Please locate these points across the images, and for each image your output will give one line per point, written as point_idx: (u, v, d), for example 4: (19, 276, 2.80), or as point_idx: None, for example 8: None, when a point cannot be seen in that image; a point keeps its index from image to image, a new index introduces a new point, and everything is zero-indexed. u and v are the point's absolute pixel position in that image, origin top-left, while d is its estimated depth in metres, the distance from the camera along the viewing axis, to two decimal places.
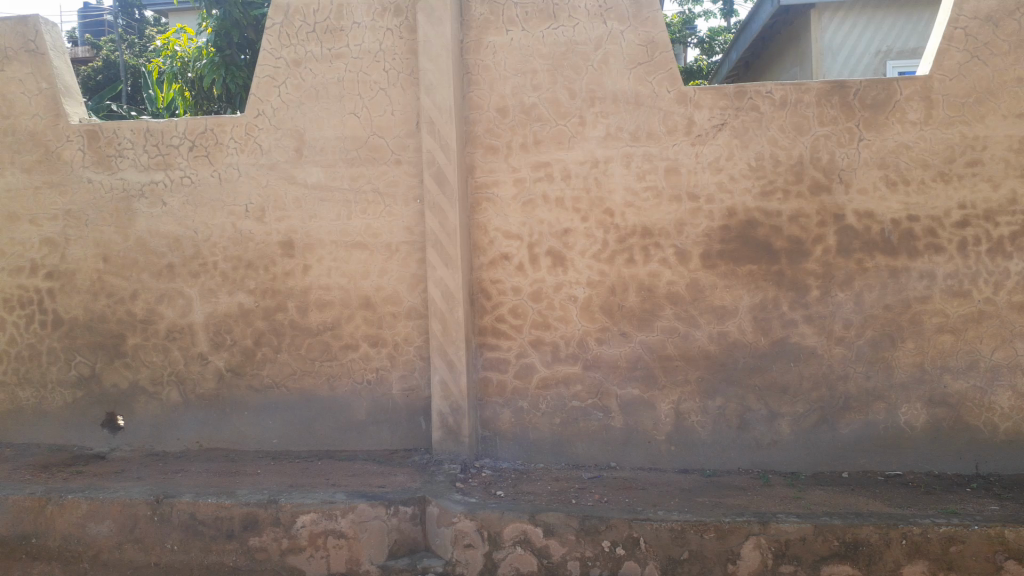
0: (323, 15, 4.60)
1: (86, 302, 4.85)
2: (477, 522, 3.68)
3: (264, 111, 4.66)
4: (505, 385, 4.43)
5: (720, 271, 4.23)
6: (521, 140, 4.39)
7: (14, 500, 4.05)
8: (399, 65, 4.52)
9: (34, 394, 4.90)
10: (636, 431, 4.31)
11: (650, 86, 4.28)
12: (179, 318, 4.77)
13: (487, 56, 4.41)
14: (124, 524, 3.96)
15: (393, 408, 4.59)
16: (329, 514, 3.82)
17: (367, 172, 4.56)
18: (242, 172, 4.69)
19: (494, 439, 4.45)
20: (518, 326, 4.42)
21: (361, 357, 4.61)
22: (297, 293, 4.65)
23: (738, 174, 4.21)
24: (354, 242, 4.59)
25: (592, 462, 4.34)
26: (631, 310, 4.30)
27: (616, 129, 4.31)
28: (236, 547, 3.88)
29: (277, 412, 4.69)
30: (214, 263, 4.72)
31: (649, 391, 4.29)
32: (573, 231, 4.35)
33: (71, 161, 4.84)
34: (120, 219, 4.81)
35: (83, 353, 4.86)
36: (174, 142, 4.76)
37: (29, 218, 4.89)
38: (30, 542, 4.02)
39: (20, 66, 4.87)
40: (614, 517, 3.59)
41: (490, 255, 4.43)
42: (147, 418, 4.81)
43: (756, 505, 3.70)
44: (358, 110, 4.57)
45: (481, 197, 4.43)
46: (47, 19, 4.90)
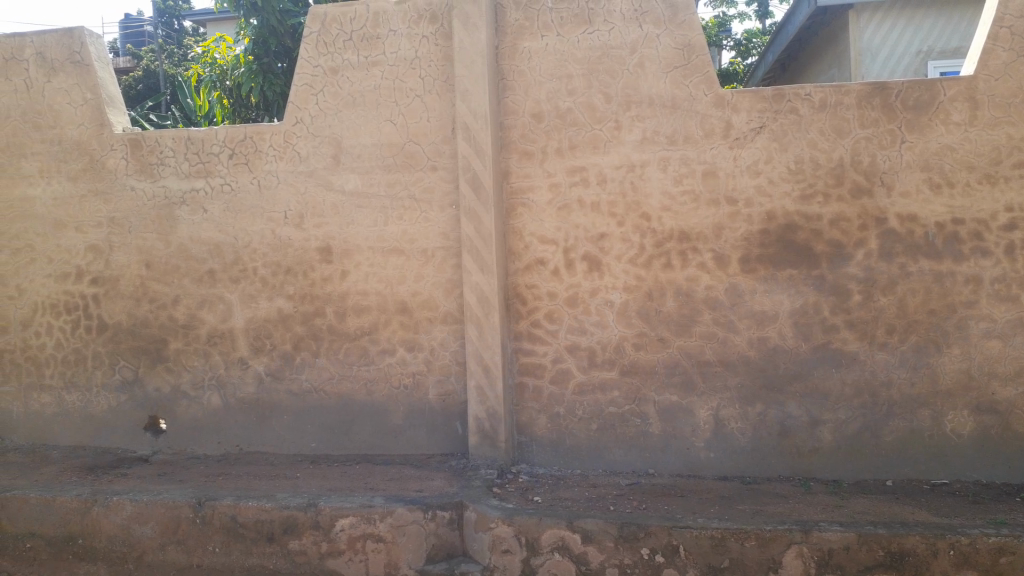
0: (360, 24, 4.65)
1: (129, 307, 4.95)
2: (515, 528, 3.68)
3: (302, 119, 4.71)
4: (542, 391, 4.43)
5: (759, 275, 4.18)
6: (556, 145, 4.39)
7: (61, 502, 4.14)
8: (435, 72, 4.54)
9: (80, 397, 5.01)
10: (675, 438, 4.27)
11: (686, 89, 4.25)
12: (220, 323, 4.84)
13: (523, 61, 4.42)
14: (168, 526, 4.03)
15: (430, 413, 4.61)
16: (368, 518, 3.84)
17: (404, 179, 4.59)
18: (280, 180, 4.75)
19: (531, 444, 4.45)
20: (554, 331, 4.41)
21: (398, 362, 4.63)
22: (335, 298, 4.70)
23: (777, 177, 4.17)
24: (391, 248, 4.62)
25: (629, 468, 4.32)
26: (669, 315, 4.27)
27: (652, 133, 4.29)
28: (277, 550, 3.93)
29: (315, 417, 4.74)
30: (254, 268, 4.79)
31: (687, 397, 4.26)
32: (609, 236, 4.34)
33: (115, 169, 4.95)
34: (162, 226, 4.90)
35: (127, 357, 4.96)
36: (214, 150, 4.83)
37: (75, 226, 5.00)
38: (77, 542, 4.11)
39: (66, 77, 4.99)
40: (652, 524, 3.56)
41: (526, 260, 4.43)
42: (188, 421, 4.89)
43: (797, 513, 3.64)
44: (394, 117, 4.60)
45: (517, 202, 4.43)
46: (91, 31, 5.03)
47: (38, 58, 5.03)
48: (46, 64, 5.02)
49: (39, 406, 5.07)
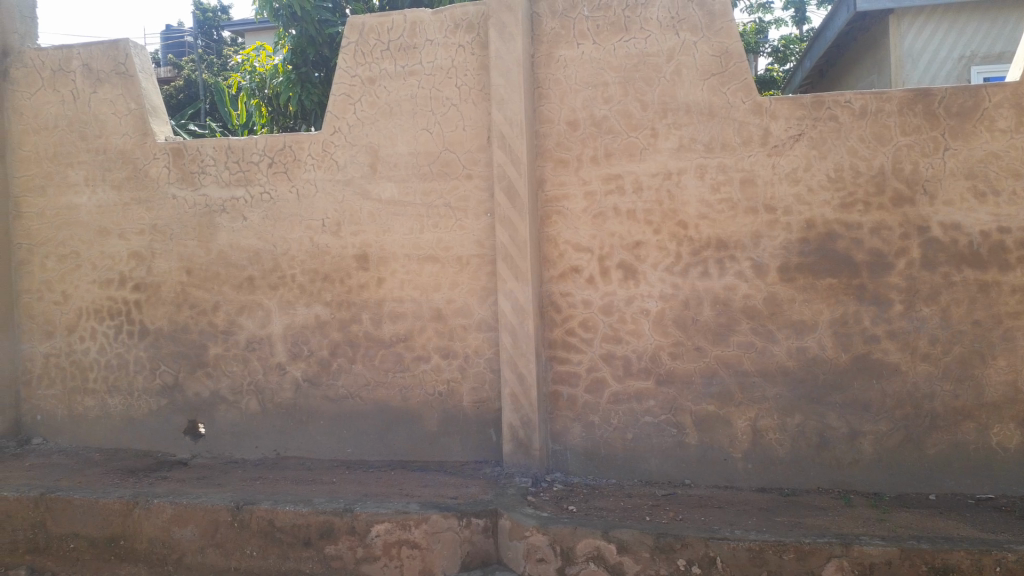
0: (397, 33, 4.70)
1: (170, 313, 5.03)
2: (550, 537, 3.66)
3: (340, 128, 4.77)
4: (577, 400, 4.41)
5: (798, 284, 4.13)
6: (592, 153, 4.39)
7: (104, 503, 4.22)
8: (471, 81, 4.57)
9: (122, 400, 5.11)
10: (712, 448, 4.23)
11: (724, 97, 4.22)
12: (258, 329, 4.91)
13: (559, 70, 4.43)
14: (207, 529, 4.09)
15: (464, 420, 4.62)
16: (403, 525, 3.85)
17: (439, 187, 4.62)
18: (319, 188, 4.81)
19: (566, 454, 4.44)
20: (589, 340, 4.40)
21: (433, 369, 4.66)
22: (371, 305, 4.74)
23: (817, 185, 4.12)
24: (426, 256, 4.65)
25: (665, 478, 4.29)
26: (706, 324, 4.24)
27: (689, 140, 4.26)
28: (313, 554, 3.96)
29: (351, 423, 4.77)
30: (292, 276, 4.85)
31: (725, 407, 4.21)
32: (645, 244, 4.32)
33: (158, 177, 5.05)
34: (203, 233, 4.98)
35: (167, 362, 5.04)
36: (254, 159, 4.91)
37: (119, 232, 5.11)
38: (119, 543, 4.19)
39: (111, 88, 5.11)
40: (689, 535, 3.52)
41: (561, 268, 4.43)
42: (226, 425, 4.96)
43: (837, 526, 3.59)
44: (431, 126, 4.64)
45: (552, 210, 4.44)
46: (136, 43, 5.15)
47: (85, 69, 5.16)
48: (93, 74, 5.15)
49: (83, 410, 5.18)
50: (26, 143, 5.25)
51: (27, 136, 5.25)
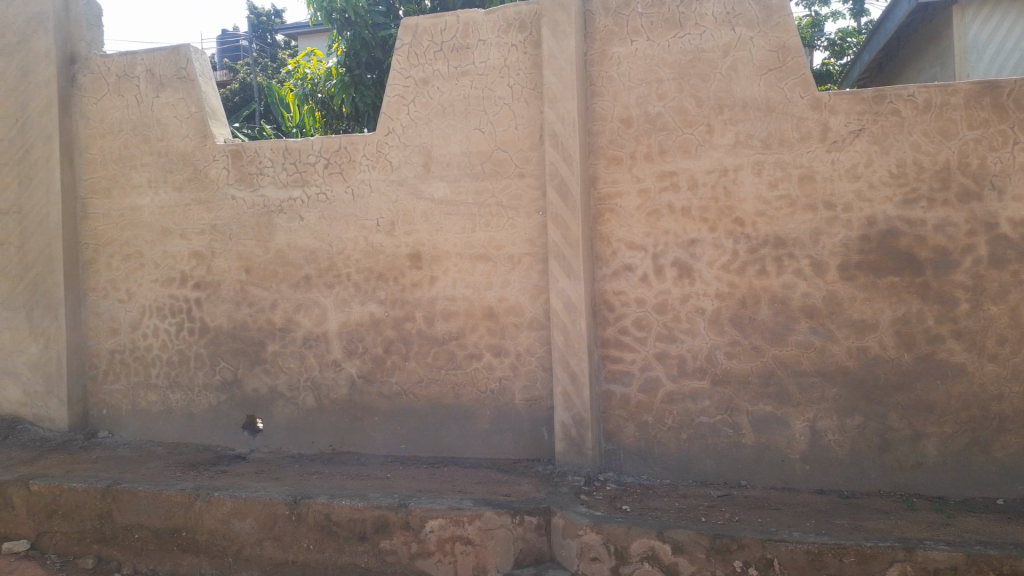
0: (451, 34, 4.73)
1: (229, 311, 5.15)
2: (604, 536, 3.65)
3: (394, 128, 4.83)
4: (630, 399, 4.39)
5: (858, 283, 4.04)
6: (645, 150, 4.36)
7: (167, 495, 4.34)
8: (524, 80, 4.58)
9: (183, 396, 5.25)
10: (769, 449, 4.17)
11: (781, 92, 4.15)
12: (315, 327, 4.99)
13: (612, 67, 4.41)
14: (265, 522, 4.18)
15: (516, 419, 4.63)
16: (457, 521, 3.88)
17: (491, 186, 4.64)
18: (373, 188, 4.87)
19: (619, 453, 4.42)
20: (642, 339, 4.37)
21: (485, 366, 4.67)
22: (424, 303, 4.78)
23: (878, 181, 4.02)
24: (478, 254, 4.67)
25: (720, 479, 4.23)
26: (763, 323, 4.17)
27: (746, 137, 4.21)
28: (368, 548, 4.02)
29: (405, 419, 4.82)
30: (347, 274, 4.92)
31: (782, 408, 4.14)
32: (701, 242, 4.27)
33: (217, 178, 5.17)
34: (261, 233, 5.08)
35: (227, 358, 5.16)
36: (310, 159, 4.99)
37: (180, 232, 5.25)
38: (182, 535, 4.31)
39: (173, 92, 5.27)
40: (745, 537, 3.47)
41: (613, 266, 4.41)
42: (283, 421, 5.06)
43: (900, 530, 3.50)
44: (484, 126, 4.66)
45: (605, 208, 4.42)
46: (196, 48, 5.29)
47: (148, 74, 5.32)
48: (156, 79, 5.30)
49: (146, 404, 5.33)
50: (92, 146, 5.42)
51: (94, 140, 5.42)
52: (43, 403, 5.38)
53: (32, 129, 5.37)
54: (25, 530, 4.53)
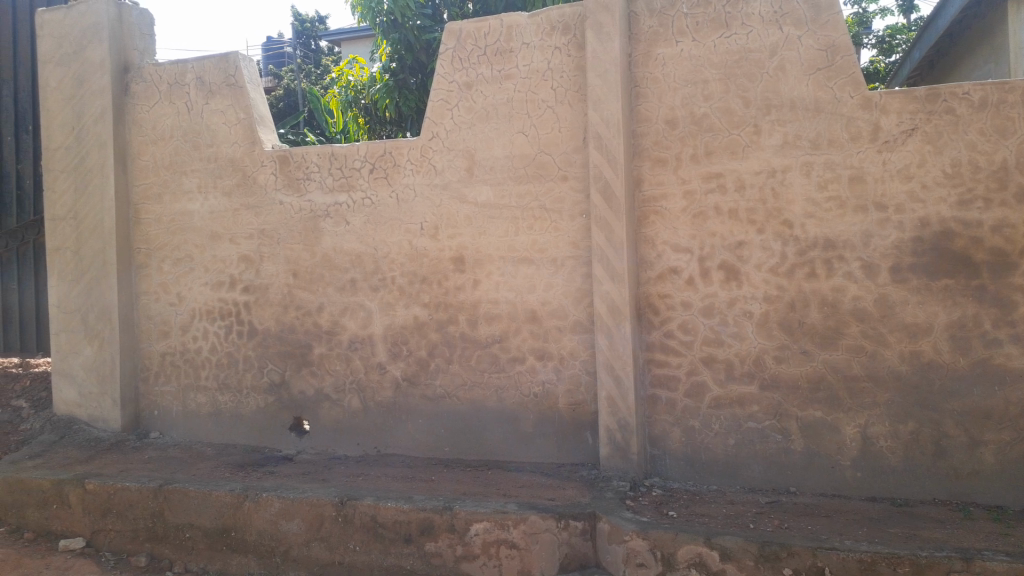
0: (494, 38, 4.74)
1: (277, 314, 5.23)
2: (650, 542, 3.61)
3: (438, 133, 4.86)
4: (676, 404, 4.35)
5: (911, 285, 3.95)
6: (691, 151, 4.31)
7: (216, 496, 4.41)
8: (568, 82, 4.57)
9: (232, 398, 5.34)
10: (819, 455, 4.09)
11: (831, 92, 4.08)
12: (360, 330, 5.04)
13: (657, 68, 4.38)
14: (312, 523, 4.23)
15: (560, 422, 4.62)
16: (502, 524, 3.88)
17: (535, 189, 4.64)
18: (416, 193, 4.91)
19: (664, 458, 4.38)
20: (689, 342, 4.32)
21: (529, 370, 4.67)
22: (468, 307, 4.79)
23: (931, 181, 3.93)
24: (522, 257, 4.67)
25: (769, 486, 4.17)
26: (812, 327, 4.10)
27: (794, 137, 4.14)
28: (413, 550, 4.05)
29: (449, 422, 4.84)
30: (392, 278, 4.96)
31: (833, 413, 4.07)
32: (749, 244, 4.22)
33: (266, 184, 5.25)
34: (308, 237, 5.15)
35: (274, 361, 5.24)
36: (356, 164, 5.05)
37: (229, 237, 5.34)
38: (231, 534, 4.38)
39: (222, 99, 5.37)
40: (795, 544, 3.41)
41: (658, 269, 4.37)
42: (329, 423, 5.12)
43: (956, 540, 3.41)
44: (527, 129, 4.66)
45: (650, 210, 4.39)
46: (244, 55, 5.39)
47: (198, 82, 5.43)
48: (205, 87, 5.41)
49: (195, 406, 5.44)
50: (144, 153, 5.56)
51: (146, 147, 5.55)
52: (97, 404, 5.52)
53: (88, 137, 5.52)
54: (81, 528, 4.66)
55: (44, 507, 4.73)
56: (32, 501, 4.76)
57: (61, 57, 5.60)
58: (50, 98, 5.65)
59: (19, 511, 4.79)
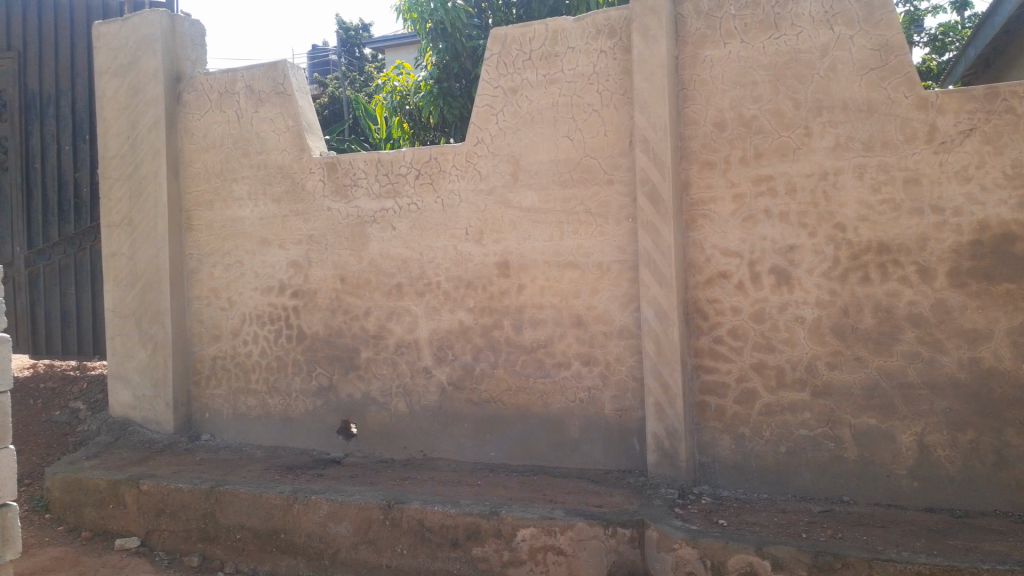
0: (539, 42, 4.75)
1: (325, 318, 5.29)
2: (700, 550, 3.56)
3: (482, 138, 4.87)
4: (725, 411, 4.29)
5: (970, 290, 3.84)
6: (740, 154, 4.26)
7: (266, 498, 4.47)
8: (613, 85, 4.54)
9: (281, 401, 5.42)
10: (873, 464, 4.00)
11: (884, 92, 3.99)
12: (406, 334, 5.08)
13: (705, 71, 4.34)
14: (360, 526, 4.26)
15: (607, 428, 4.59)
16: (549, 531, 3.87)
17: (580, 193, 4.62)
18: (462, 198, 4.92)
19: (713, 465, 4.32)
20: (738, 348, 4.26)
21: (575, 375, 4.65)
22: (512, 311, 4.79)
23: (991, 182, 3.82)
24: (567, 262, 4.66)
25: (821, 494, 4.09)
26: (866, 333, 4.01)
27: (847, 139, 4.06)
28: (460, 555, 4.06)
29: (495, 427, 4.85)
30: (437, 282, 4.98)
31: (887, 421, 3.97)
32: (800, 248, 4.14)
33: (314, 190, 5.32)
34: (355, 242, 5.21)
35: (323, 364, 5.30)
36: (402, 171, 5.09)
37: (278, 243, 5.43)
38: (281, 536, 4.44)
39: (272, 107, 5.46)
40: (850, 555, 3.33)
41: (707, 274, 4.32)
42: (376, 426, 5.16)
43: (1019, 553, 3.30)
44: (572, 133, 4.65)
45: (697, 214, 4.34)
46: (293, 64, 5.48)
47: (248, 90, 5.53)
48: (255, 95, 5.51)
49: (245, 409, 5.53)
50: (196, 161, 5.67)
51: (198, 155, 5.67)
52: (150, 407, 5.64)
53: (142, 146, 5.66)
54: (136, 528, 4.77)
55: (101, 507, 4.86)
56: (89, 500, 4.89)
57: (118, 68, 5.75)
58: (106, 108, 5.80)
59: (77, 510, 4.93)
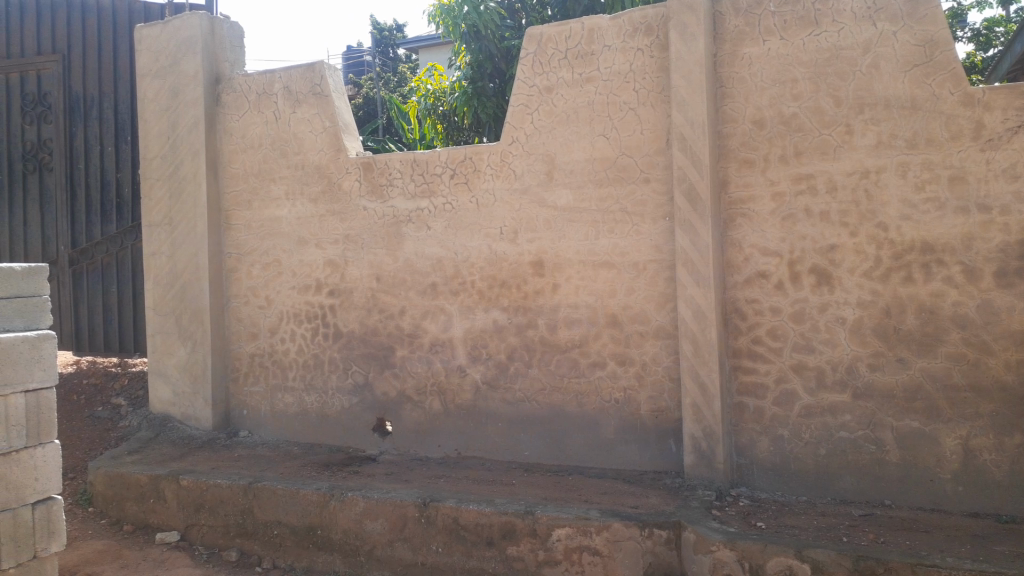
0: (575, 41, 4.73)
1: (361, 317, 5.33)
2: (738, 553, 3.53)
3: (517, 138, 4.87)
4: (763, 412, 4.24)
5: (1018, 290, 3.75)
6: (779, 153, 4.20)
7: (304, 494, 4.52)
8: (650, 84, 4.51)
9: (318, 398, 5.47)
10: (916, 467, 3.92)
11: (929, 89, 3.91)
12: (441, 333, 5.09)
13: (743, 68, 4.29)
14: (396, 523, 4.29)
15: (643, 429, 4.56)
16: (584, 531, 3.86)
17: (616, 192, 4.60)
18: (497, 198, 4.93)
19: (751, 467, 4.27)
20: (777, 349, 4.21)
21: (610, 375, 4.63)
22: (547, 311, 4.78)
23: None
24: (602, 261, 4.63)
25: (862, 498, 4.02)
26: (909, 334, 3.94)
27: (889, 137, 3.99)
28: (495, 554, 4.06)
29: (530, 426, 4.84)
30: (472, 282, 4.99)
31: (931, 423, 3.89)
32: (841, 248, 4.08)
33: (351, 190, 5.36)
34: (391, 242, 5.24)
35: (358, 363, 5.34)
36: (438, 171, 5.10)
37: (315, 242, 5.48)
38: (318, 532, 4.48)
39: (309, 107, 5.52)
40: (893, 560, 3.27)
41: (746, 273, 4.28)
42: (411, 425, 5.18)
43: None
44: (608, 132, 4.63)
45: (735, 213, 4.30)
46: (330, 64, 5.52)
47: (286, 91, 5.59)
48: (293, 96, 5.57)
49: (283, 406, 5.59)
50: (235, 161, 5.75)
51: (237, 155, 5.74)
52: (190, 403, 5.73)
53: (182, 146, 5.75)
54: (176, 523, 4.85)
55: (142, 501, 4.94)
56: (130, 494, 4.98)
57: (159, 70, 5.86)
58: (147, 110, 5.91)
59: (119, 504, 5.02)
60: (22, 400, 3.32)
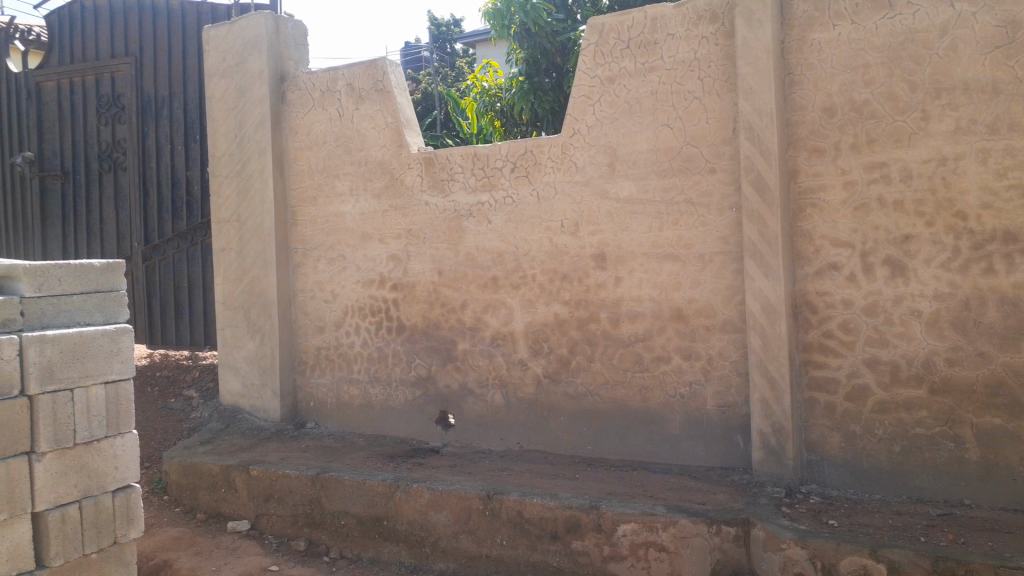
0: (638, 30, 4.67)
1: (424, 311, 5.37)
2: (809, 551, 3.45)
3: (579, 130, 4.84)
4: (835, 408, 4.13)
5: None
6: (851, 140, 4.08)
7: (369, 485, 4.58)
8: (715, 72, 4.43)
9: (382, 391, 5.54)
10: (998, 466, 3.77)
11: (1011, 71, 3.74)
12: (502, 326, 5.10)
13: (812, 54, 4.17)
14: (460, 515, 4.32)
15: (709, 424, 4.49)
16: (650, 526, 3.83)
17: (680, 183, 4.53)
18: (558, 191, 4.91)
19: (822, 464, 4.17)
20: (850, 343, 4.09)
21: (674, 370, 4.57)
22: (609, 304, 4.75)
23: None
24: (666, 254, 4.57)
25: (939, 497, 3.89)
26: (991, 327, 3.79)
27: (969, 122, 3.83)
28: (560, 548, 4.06)
29: (593, 420, 4.82)
30: (533, 275, 4.99)
31: (1014, 420, 3.74)
32: (917, 238, 3.94)
33: (412, 185, 5.41)
34: (452, 236, 5.26)
35: (421, 356, 5.39)
36: (498, 164, 5.10)
37: (378, 237, 5.54)
38: (383, 523, 4.54)
39: (372, 104, 5.58)
40: (974, 562, 3.16)
41: (816, 265, 4.17)
42: (474, 418, 5.21)
43: None
44: (672, 122, 4.56)
45: (805, 203, 4.19)
46: (392, 60, 5.57)
47: (349, 88, 5.67)
48: (356, 93, 5.64)
49: (348, 398, 5.69)
50: (299, 158, 5.85)
51: (301, 151, 5.84)
52: (259, 395, 5.87)
53: (249, 144, 5.87)
54: (247, 512, 4.98)
55: (214, 490, 5.09)
56: (203, 484, 5.13)
57: (226, 70, 5.99)
58: (216, 109, 6.05)
59: (193, 493, 5.18)
60: (103, 390, 3.44)
